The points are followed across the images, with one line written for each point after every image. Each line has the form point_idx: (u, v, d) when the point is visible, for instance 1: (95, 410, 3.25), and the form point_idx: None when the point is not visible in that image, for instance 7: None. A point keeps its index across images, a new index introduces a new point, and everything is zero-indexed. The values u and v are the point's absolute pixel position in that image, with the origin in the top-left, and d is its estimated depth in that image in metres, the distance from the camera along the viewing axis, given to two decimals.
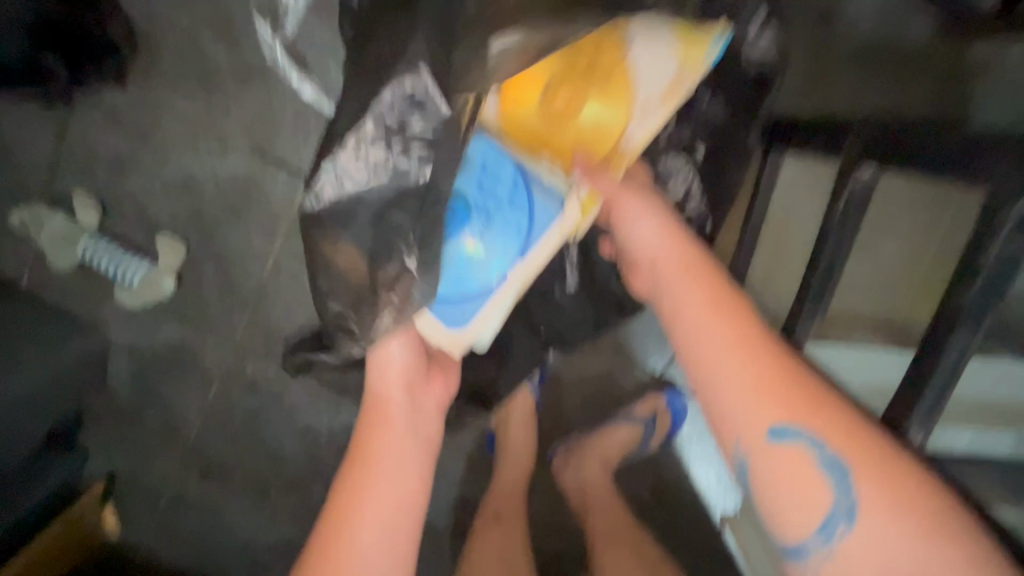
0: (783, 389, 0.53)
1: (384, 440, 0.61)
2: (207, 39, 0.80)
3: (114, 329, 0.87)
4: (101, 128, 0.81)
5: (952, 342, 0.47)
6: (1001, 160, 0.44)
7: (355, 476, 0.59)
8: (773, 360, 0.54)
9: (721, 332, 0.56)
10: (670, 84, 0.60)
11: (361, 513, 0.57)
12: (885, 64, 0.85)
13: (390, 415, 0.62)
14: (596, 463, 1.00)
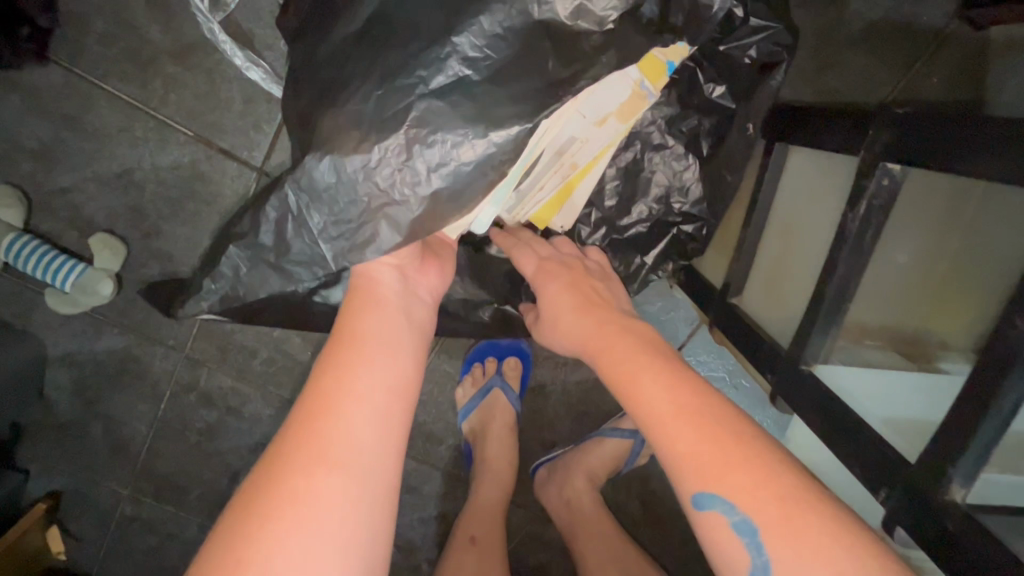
0: (698, 444, 0.43)
1: (372, 317, 0.52)
2: (140, 9, 0.70)
3: (53, 335, 0.86)
4: (20, 112, 0.72)
5: (1012, 380, 0.35)
6: None
7: (336, 353, 0.49)
8: (684, 410, 0.45)
9: (638, 380, 0.49)
10: (632, 98, 0.59)
11: (349, 389, 0.46)
12: (921, 37, 0.74)
13: (377, 294, 0.53)
14: (582, 479, 0.90)
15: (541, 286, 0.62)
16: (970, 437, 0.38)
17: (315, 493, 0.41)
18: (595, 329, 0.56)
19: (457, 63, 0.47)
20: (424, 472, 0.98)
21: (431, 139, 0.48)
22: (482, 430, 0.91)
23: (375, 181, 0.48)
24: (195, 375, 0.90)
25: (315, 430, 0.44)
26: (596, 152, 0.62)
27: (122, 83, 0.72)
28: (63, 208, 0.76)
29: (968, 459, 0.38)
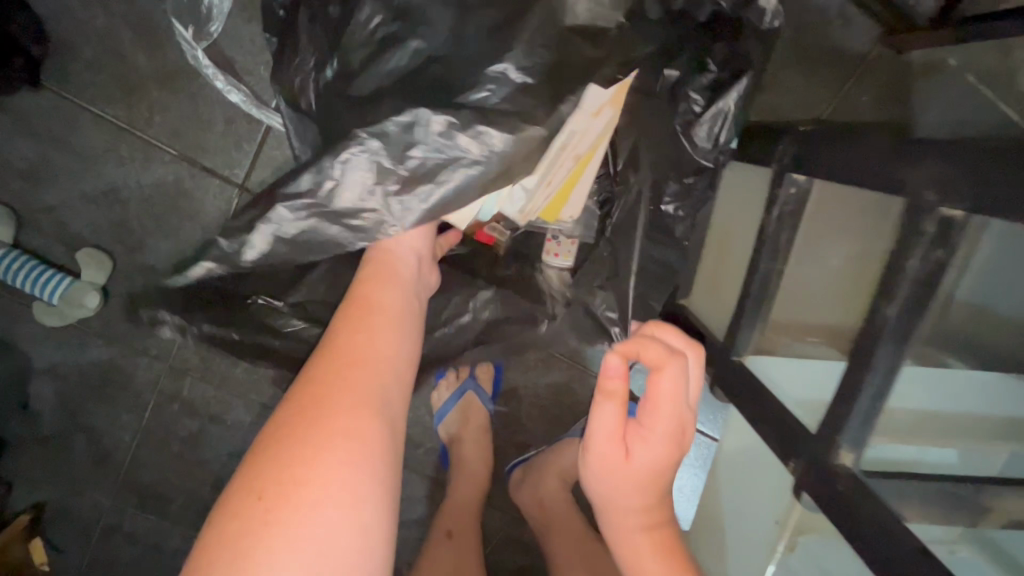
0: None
1: (390, 289, 0.57)
2: (128, 39, 0.74)
3: (37, 347, 0.88)
4: (11, 135, 0.77)
5: (879, 358, 0.44)
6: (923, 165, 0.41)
7: (358, 317, 0.54)
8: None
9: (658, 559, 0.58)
10: (621, 88, 0.58)
11: (374, 349, 0.52)
12: (852, 57, 0.82)
13: (396, 270, 0.59)
14: (555, 479, 0.93)
15: (618, 414, 0.59)
16: (853, 408, 0.46)
17: (359, 432, 0.46)
18: (651, 487, 0.60)
19: (508, 68, 0.48)
20: (403, 476, 1.02)
21: (498, 117, 0.49)
22: (459, 433, 0.94)
23: (442, 145, 0.50)
24: (178, 384, 0.92)
25: (350, 377, 0.49)
26: (593, 141, 0.62)
27: (109, 106, 0.76)
28: (51, 225, 0.80)
29: (852, 423, 0.45)
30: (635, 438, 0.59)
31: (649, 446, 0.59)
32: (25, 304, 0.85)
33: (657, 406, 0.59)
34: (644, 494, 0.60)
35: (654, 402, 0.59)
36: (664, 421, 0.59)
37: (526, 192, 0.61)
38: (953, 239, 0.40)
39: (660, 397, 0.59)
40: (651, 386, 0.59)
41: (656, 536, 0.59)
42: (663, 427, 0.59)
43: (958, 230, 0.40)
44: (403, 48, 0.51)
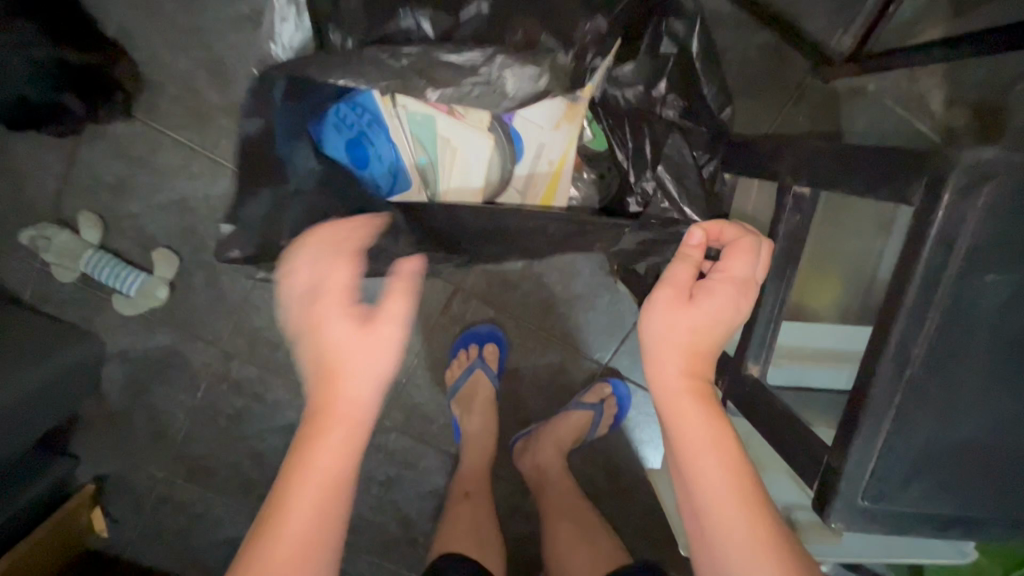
0: (707, 472, 0.47)
1: (334, 451, 0.52)
2: (202, 78, 0.92)
3: (109, 334, 1.04)
4: (104, 156, 0.94)
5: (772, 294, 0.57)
6: (787, 155, 0.57)
7: (297, 477, 0.52)
8: (719, 450, 0.48)
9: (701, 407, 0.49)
10: (572, 103, 0.73)
11: (296, 516, 0.50)
12: (790, 84, 0.99)
13: (338, 411, 0.53)
14: (551, 447, 1.08)
15: (689, 259, 0.54)
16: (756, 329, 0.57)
17: None
18: (712, 342, 0.52)
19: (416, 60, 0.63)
20: (420, 450, 1.15)
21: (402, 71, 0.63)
22: (470, 402, 1.08)
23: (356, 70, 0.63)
24: (228, 366, 1.07)
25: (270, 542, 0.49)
26: (563, 148, 0.76)
27: (184, 132, 0.94)
28: (131, 229, 0.97)
29: (756, 342, 0.57)
30: (699, 294, 0.52)
31: (714, 302, 0.51)
32: (103, 297, 1.01)
33: (728, 263, 0.53)
34: (700, 357, 0.52)
35: (732, 246, 0.54)
36: (728, 280, 0.52)
37: (518, 191, 0.78)
38: (806, 207, 0.55)
39: (732, 258, 0.53)
40: (723, 259, 0.53)
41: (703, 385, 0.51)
42: (729, 285, 0.52)
43: (810, 199, 0.55)
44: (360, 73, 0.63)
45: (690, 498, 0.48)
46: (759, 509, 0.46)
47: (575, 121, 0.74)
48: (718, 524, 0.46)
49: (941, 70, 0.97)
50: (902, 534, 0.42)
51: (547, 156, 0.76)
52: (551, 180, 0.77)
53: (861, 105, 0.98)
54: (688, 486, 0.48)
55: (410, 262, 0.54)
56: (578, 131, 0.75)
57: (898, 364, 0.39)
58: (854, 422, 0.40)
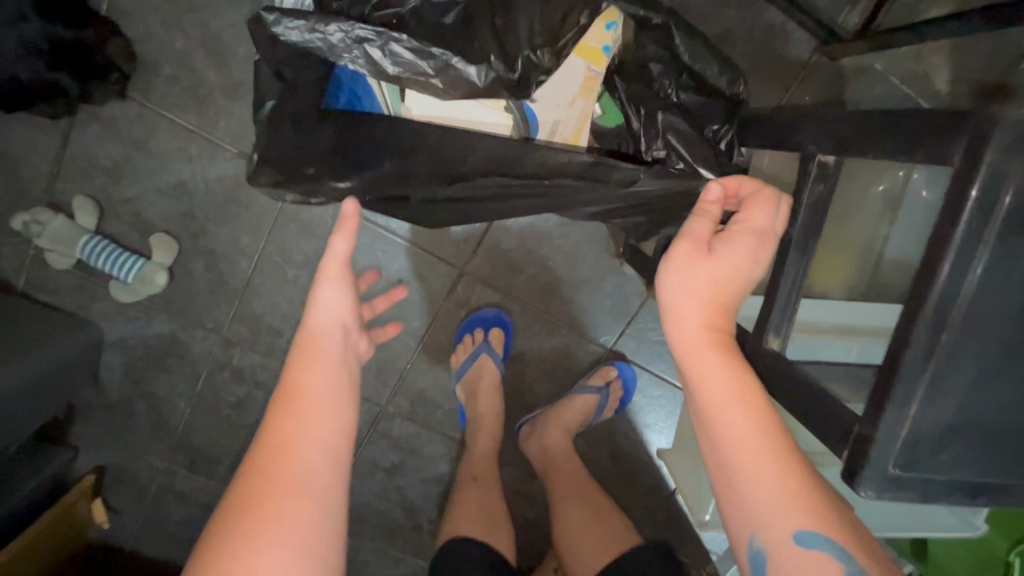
0: (727, 409, 0.48)
1: (318, 371, 0.58)
2: (199, 57, 0.90)
3: (106, 322, 1.02)
4: (98, 138, 0.92)
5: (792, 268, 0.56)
6: (813, 123, 0.56)
7: (288, 407, 0.55)
8: (739, 392, 0.49)
9: (719, 351, 0.51)
10: (587, 80, 0.71)
11: (299, 434, 0.54)
12: (797, 62, 0.98)
13: (322, 343, 0.60)
14: (557, 431, 1.07)
15: (707, 210, 0.54)
16: (775, 305, 0.56)
17: (285, 516, 0.49)
18: (732, 291, 0.53)
19: (405, 47, 0.61)
20: (424, 436, 1.15)
21: (391, 49, 0.61)
22: (475, 386, 1.08)
23: (344, 34, 0.61)
24: (228, 354, 1.05)
25: (280, 458, 0.52)
26: (578, 124, 0.74)
27: (181, 113, 0.91)
28: (127, 213, 0.95)
29: (775, 316, 0.56)
30: (719, 246, 0.53)
31: (734, 250, 0.52)
32: (99, 284, 0.99)
33: (748, 215, 0.53)
34: (719, 305, 0.52)
35: (754, 198, 0.54)
36: (749, 230, 0.52)
37: None
38: (830, 177, 0.54)
39: (752, 211, 0.53)
40: (742, 211, 0.54)
41: (720, 330, 0.52)
42: (749, 236, 0.52)
43: (833, 170, 0.55)
44: (350, 34, 0.61)
45: (712, 440, 0.49)
46: (783, 448, 0.46)
47: (589, 97, 0.72)
48: (742, 458, 0.46)
49: (947, 48, 0.96)
50: (934, 502, 0.42)
51: (559, 132, 0.73)
52: None
53: (867, 83, 0.98)
54: (709, 428, 0.49)
55: (350, 201, 0.58)
56: (592, 106, 0.73)
57: (934, 330, 0.39)
58: (888, 389, 0.39)
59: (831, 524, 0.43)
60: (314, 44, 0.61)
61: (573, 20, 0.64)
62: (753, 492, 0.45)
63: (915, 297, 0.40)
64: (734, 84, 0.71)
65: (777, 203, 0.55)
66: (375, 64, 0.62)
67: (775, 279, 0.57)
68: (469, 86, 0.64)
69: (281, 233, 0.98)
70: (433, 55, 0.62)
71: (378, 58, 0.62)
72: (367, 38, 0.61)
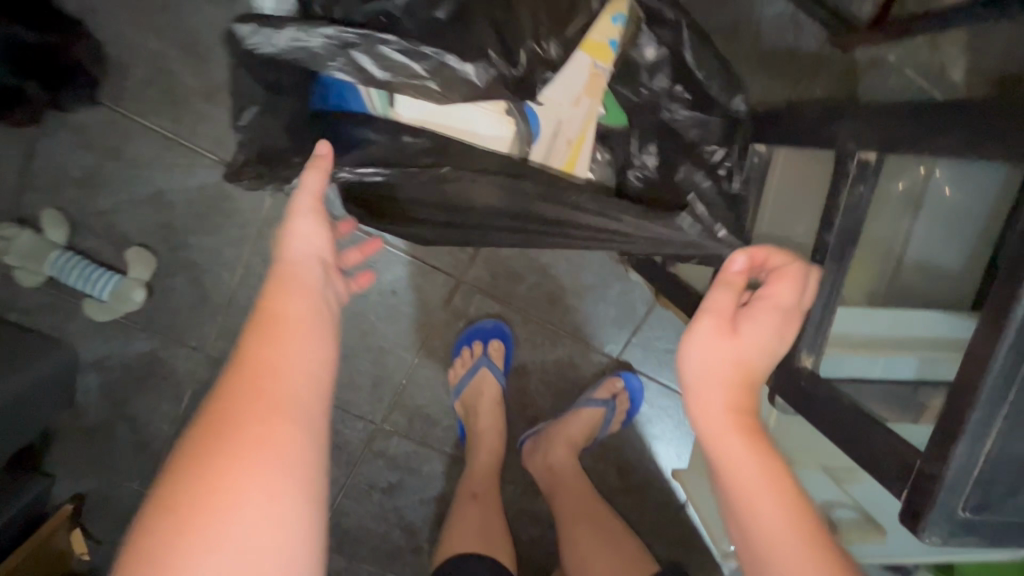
0: (768, 512, 0.41)
1: (301, 298, 0.47)
2: (175, 59, 0.84)
3: (82, 342, 0.96)
4: (68, 147, 0.86)
5: (825, 278, 0.52)
6: (846, 120, 0.52)
7: (260, 334, 0.44)
8: (779, 490, 0.42)
9: (753, 444, 0.44)
10: (592, 77, 0.67)
11: (276, 364, 0.43)
12: (807, 55, 0.93)
13: (300, 272, 0.49)
14: (563, 446, 1.02)
15: (728, 282, 0.49)
16: (809, 319, 0.52)
17: (261, 446, 0.39)
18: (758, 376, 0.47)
19: (396, 47, 0.56)
20: (422, 453, 1.09)
21: (381, 50, 0.56)
22: (475, 402, 1.02)
23: (327, 38, 0.55)
24: (214, 373, 0.99)
25: (252, 389, 0.41)
26: (582, 125, 0.69)
27: (157, 119, 0.86)
28: (101, 227, 0.89)
29: (808, 331, 0.52)
30: (742, 322, 0.47)
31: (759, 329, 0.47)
32: (73, 302, 0.93)
33: (772, 289, 0.48)
34: (746, 392, 0.46)
35: (777, 269, 0.49)
36: (773, 307, 0.48)
37: None
38: (871, 176, 0.50)
39: (776, 284, 0.48)
40: (765, 284, 0.49)
41: (751, 418, 0.46)
42: (773, 313, 0.47)
43: (874, 169, 0.51)
44: (334, 37, 0.55)
45: (752, 551, 0.42)
46: (838, 561, 0.39)
47: (596, 95, 0.68)
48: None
49: (963, 37, 0.92)
50: (1008, 544, 0.37)
51: (564, 133, 0.69)
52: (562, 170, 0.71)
53: (880, 76, 0.93)
54: (748, 534, 0.42)
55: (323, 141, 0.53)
56: (599, 106, 0.69)
57: (1011, 354, 0.34)
58: (958, 420, 0.35)
59: None
60: (296, 51, 0.56)
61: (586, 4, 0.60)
62: None
63: (988, 313, 0.35)
64: (736, 98, 0.63)
65: (803, 275, 0.49)
66: (365, 67, 0.57)
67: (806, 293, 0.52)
68: (467, 87, 0.58)
69: (267, 244, 0.92)
70: (428, 55, 0.56)
71: (368, 61, 0.56)
72: (354, 41, 0.55)
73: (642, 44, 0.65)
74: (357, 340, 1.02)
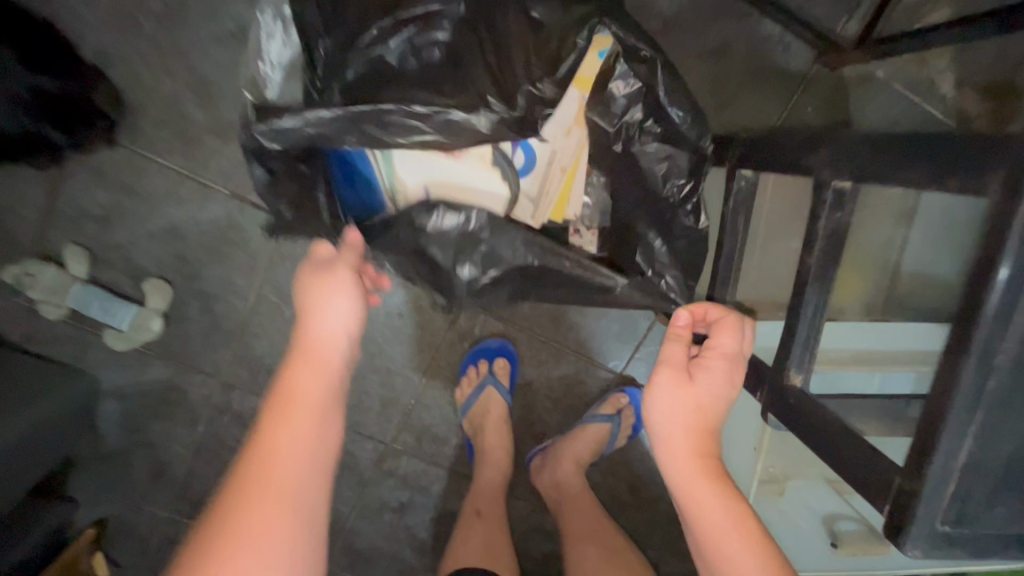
0: (726, 541, 0.49)
1: (314, 383, 0.55)
2: (188, 100, 0.89)
3: (101, 370, 0.99)
4: (88, 186, 0.90)
5: (811, 297, 0.54)
6: (825, 152, 0.54)
7: (275, 417, 0.53)
8: (736, 525, 0.49)
9: (709, 483, 0.51)
10: (582, 109, 0.70)
11: (285, 451, 0.51)
12: (797, 75, 0.96)
13: (315, 356, 0.57)
14: (570, 463, 1.03)
15: (677, 339, 0.55)
16: (795, 339, 0.54)
17: (267, 526, 0.48)
18: (711, 419, 0.53)
19: (404, 110, 0.57)
20: (431, 472, 1.11)
21: (389, 114, 0.57)
22: (481, 420, 1.04)
23: (337, 115, 0.57)
24: (228, 398, 1.02)
25: (264, 474, 0.50)
26: (575, 153, 0.72)
27: (172, 157, 0.90)
28: (120, 260, 0.93)
29: (797, 350, 0.54)
30: (696, 371, 0.54)
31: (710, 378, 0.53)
32: (93, 332, 0.97)
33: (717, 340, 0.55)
34: (704, 435, 0.53)
35: (721, 321, 0.56)
36: (722, 356, 0.54)
37: (531, 202, 0.73)
38: (848, 202, 0.52)
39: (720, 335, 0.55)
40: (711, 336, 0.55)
41: (709, 458, 0.52)
42: (721, 361, 0.54)
43: (851, 196, 0.52)
44: (340, 110, 0.57)
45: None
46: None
47: (587, 125, 0.71)
48: None
49: (951, 51, 0.94)
50: (984, 556, 0.39)
51: (560, 165, 0.72)
52: (560, 197, 0.74)
53: (869, 91, 0.95)
54: (709, 559, 0.50)
55: (353, 230, 0.62)
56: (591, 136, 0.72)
57: (980, 376, 0.36)
58: (930, 438, 0.37)
59: None
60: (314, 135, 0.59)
61: (571, 41, 0.61)
62: None
63: (954, 334, 0.37)
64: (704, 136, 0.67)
65: (742, 324, 0.56)
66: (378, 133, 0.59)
67: (792, 314, 0.55)
68: (476, 135, 0.59)
69: (276, 272, 0.96)
70: (436, 117, 0.58)
71: (377, 126, 0.58)
72: (362, 111, 0.57)
73: (610, 87, 0.67)
74: (366, 362, 1.05)
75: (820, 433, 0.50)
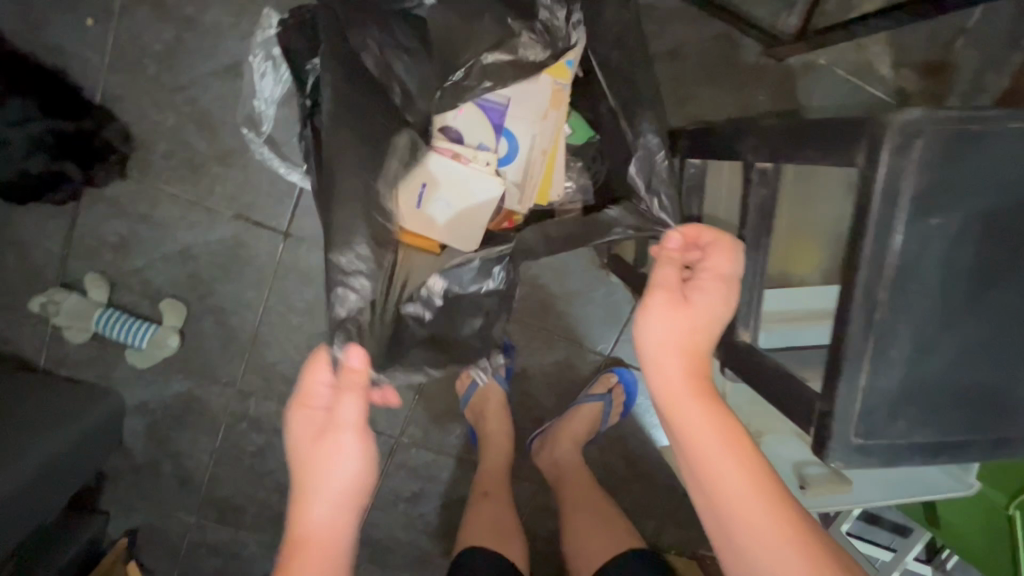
0: (708, 441, 0.56)
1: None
2: (191, 132, 0.96)
3: (125, 388, 1.06)
4: (104, 218, 0.98)
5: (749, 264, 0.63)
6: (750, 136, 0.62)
7: None
8: (722, 437, 0.56)
9: (694, 392, 0.58)
10: (556, 92, 0.77)
11: None
12: (749, 68, 1.04)
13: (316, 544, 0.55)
14: (567, 442, 1.11)
15: (671, 262, 0.62)
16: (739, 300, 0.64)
17: None
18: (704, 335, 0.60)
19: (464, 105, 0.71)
20: (440, 461, 1.18)
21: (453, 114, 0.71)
22: (482, 408, 1.11)
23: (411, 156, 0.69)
24: (245, 405, 1.09)
25: None
26: (553, 136, 0.79)
27: (179, 185, 0.98)
28: (137, 284, 1.00)
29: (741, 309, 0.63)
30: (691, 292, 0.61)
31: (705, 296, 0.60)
32: (115, 353, 1.04)
33: (710, 261, 0.61)
34: (692, 349, 0.60)
35: (714, 245, 0.62)
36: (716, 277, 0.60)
37: (518, 186, 0.80)
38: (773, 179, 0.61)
39: (715, 257, 0.62)
40: (705, 257, 0.62)
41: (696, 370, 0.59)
42: (714, 280, 0.61)
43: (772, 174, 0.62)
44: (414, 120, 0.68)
45: (698, 477, 0.56)
46: (759, 476, 0.54)
47: (561, 108, 0.78)
48: (721, 483, 0.54)
49: (887, 38, 1.03)
50: (889, 460, 0.47)
51: (542, 148, 0.79)
52: (544, 179, 0.81)
53: (815, 79, 1.04)
54: (691, 459, 0.57)
55: (356, 354, 0.59)
56: (564, 120, 0.79)
57: (867, 310, 0.45)
58: (834, 364, 0.46)
59: (794, 537, 0.51)
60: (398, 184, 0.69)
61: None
62: (733, 514, 0.53)
63: (845, 280, 0.46)
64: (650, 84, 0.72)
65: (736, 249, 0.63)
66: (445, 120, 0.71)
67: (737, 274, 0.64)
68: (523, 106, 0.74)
69: (282, 284, 1.03)
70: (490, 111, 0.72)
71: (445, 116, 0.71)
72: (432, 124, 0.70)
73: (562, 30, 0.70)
74: None
75: (766, 380, 0.58)
